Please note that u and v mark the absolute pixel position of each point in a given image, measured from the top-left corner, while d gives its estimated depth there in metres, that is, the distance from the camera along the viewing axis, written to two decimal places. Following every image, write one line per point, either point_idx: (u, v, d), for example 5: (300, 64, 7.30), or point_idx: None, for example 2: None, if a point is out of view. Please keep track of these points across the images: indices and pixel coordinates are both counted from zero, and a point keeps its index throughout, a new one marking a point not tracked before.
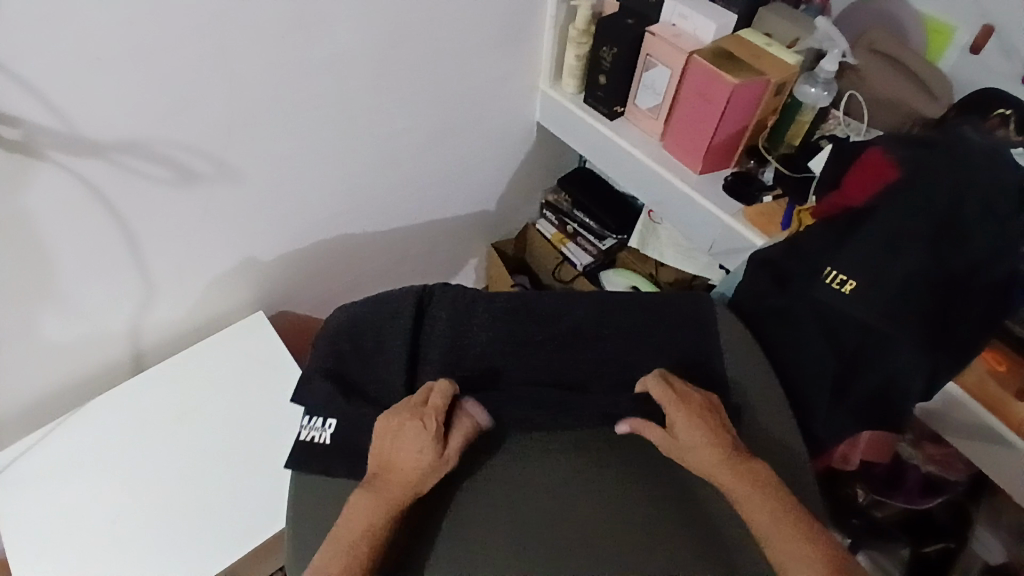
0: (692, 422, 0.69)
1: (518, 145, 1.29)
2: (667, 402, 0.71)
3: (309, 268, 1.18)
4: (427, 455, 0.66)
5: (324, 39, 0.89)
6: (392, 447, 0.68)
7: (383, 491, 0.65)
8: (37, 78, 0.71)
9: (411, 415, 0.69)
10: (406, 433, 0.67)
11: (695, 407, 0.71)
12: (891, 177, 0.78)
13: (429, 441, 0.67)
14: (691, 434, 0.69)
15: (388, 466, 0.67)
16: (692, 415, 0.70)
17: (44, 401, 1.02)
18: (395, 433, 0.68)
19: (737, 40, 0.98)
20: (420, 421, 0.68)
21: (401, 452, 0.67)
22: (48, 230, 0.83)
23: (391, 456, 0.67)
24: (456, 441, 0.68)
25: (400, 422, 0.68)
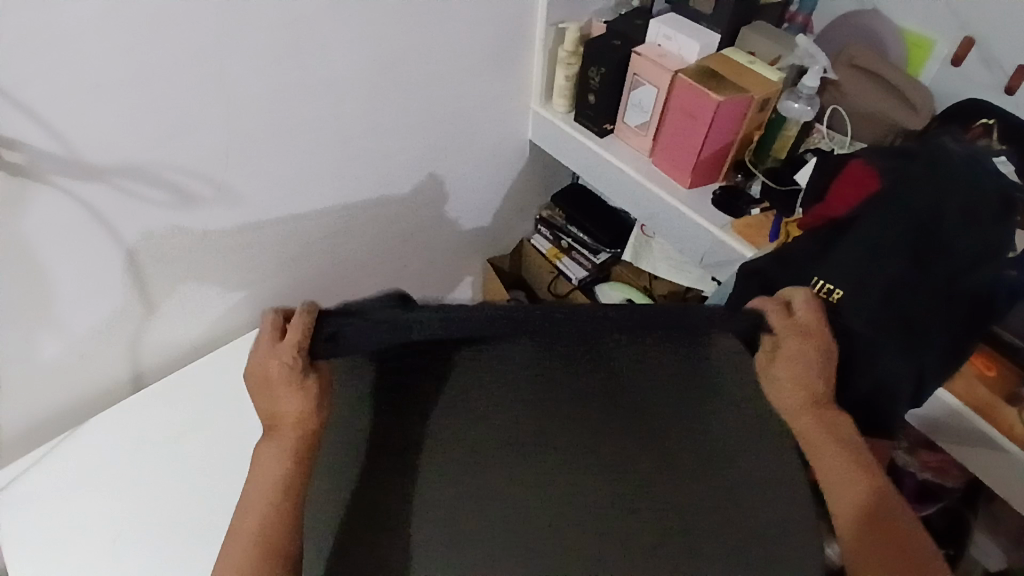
0: (798, 361, 0.67)
1: (511, 162, 1.31)
2: (777, 333, 0.68)
3: (307, 286, 1.20)
4: (283, 389, 0.63)
5: (321, 63, 0.92)
6: (265, 387, 0.64)
7: (276, 438, 0.64)
8: (41, 105, 0.73)
9: (256, 357, 0.65)
10: (271, 375, 0.63)
11: (804, 347, 0.67)
12: (874, 188, 0.80)
13: (275, 375, 0.63)
14: (792, 376, 0.66)
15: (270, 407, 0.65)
16: (798, 358, 0.67)
17: (45, 421, 1.03)
18: (257, 371, 0.64)
19: (720, 58, 1.01)
20: (277, 360, 0.62)
21: (269, 397, 0.64)
22: (50, 251, 0.85)
23: (270, 404, 0.65)
24: (296, 360, 0.62)
25: (263, 362, 0.64)
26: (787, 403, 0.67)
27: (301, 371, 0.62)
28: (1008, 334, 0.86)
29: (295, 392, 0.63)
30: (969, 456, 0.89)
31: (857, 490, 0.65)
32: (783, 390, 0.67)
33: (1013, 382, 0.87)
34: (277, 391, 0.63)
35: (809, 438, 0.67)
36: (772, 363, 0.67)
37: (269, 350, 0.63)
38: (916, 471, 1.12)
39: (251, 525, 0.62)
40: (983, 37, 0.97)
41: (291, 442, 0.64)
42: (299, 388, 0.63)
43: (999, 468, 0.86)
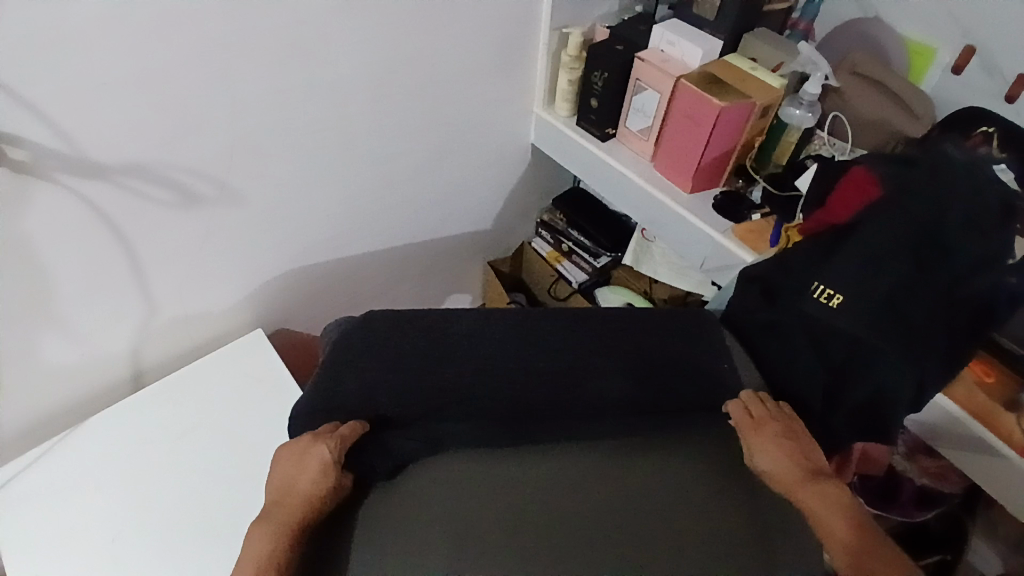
0: (772, 440, 0.73)
1: (513, 165, 1.32)
2: (745, 425, 0.75)
3: (308, 288, 1.20)
4: (310, 475, 0.70)
5: (325, 65, 0.92)
6: (292, 472, 0.71)
7: (274, 517, 0.68)
8: (47, 102, 0.74)
9: (294, 448, 0.73)
10: (304, 461, 0.71)
11: (771, 430, 0.74)
12: (874, 195, 0.81)
13: (309, 459, 0.71)
14: (770, 447, 0.72)
15: (283, 492, 0.71)
16: (771, 437, 0.73)
17: (43, 420, 1.03)
18: (291, 457, 0.73)
19: (722, 64, 1.01)
20: (317, 449, 0.72)
21: (294, 480, 0.71)
22: (53, 248, 0.85)
23: (286, 486, 0.71)
24: (334, 449, 0.72)
25: (302, 449, 0.72)
26: (778, 478, 0.71)
27: (336, 461, 0.71)
28: (1008, 341, 0.85)
29: (321, 476, 0.70)
30: (969, 463, 0.89)
31: (850, 546, 0.65)
32: (769, 471, 0.71)
33: (1013, 388, 0.87)
34: (305, 471, 0.70)
35: (806, 505, 0.69)
36: (754, 451, 0.73)
37: (312, 438, 0.73)
38: (914, 477, 1.12)
39: None
40: (984, 45, 0.97)
41: (293, 518, 0.68)
42: (325, 475, 0.70)
43: (998, 476, 0.86)
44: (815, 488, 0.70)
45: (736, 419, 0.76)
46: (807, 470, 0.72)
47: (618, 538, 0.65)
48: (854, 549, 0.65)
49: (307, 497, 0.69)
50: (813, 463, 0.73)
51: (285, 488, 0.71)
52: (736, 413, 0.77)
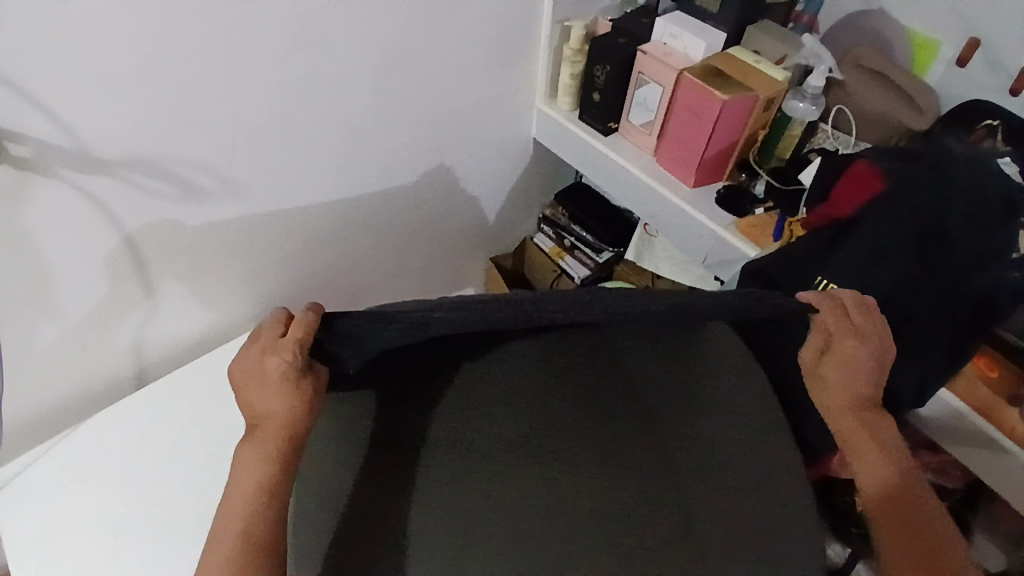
0: (849, 363, 0.70)
1: (515, 160, 1.31)
2: (839, 337, 0.71)
3: (311, 284, 1.20)
4: (273, 386, 0.66)
5: (327, 59, 0.92)
6: (254, 386, 0.67)
7: (258, 439, 0.67)
8: (48, 96, 0.73)
9: (247, 355, 0.67)
10: (263, 371, 0.66)
11: (866, 351, 0.70)
12: (877, 189, 0.81)
13: (269, 371, 0.66)
14: (837, 373, 0.72)
15: (255, 408, 0.68)
16: (856, 359, 0.70)
17: (46, 415, 1.03)
18: (249, 369, 0.67)
19: (726, 57, 1.01)
20: (274, 357, 0.65)
21: (258, 394, 0.67)
22: (55, 243, 0.85)
23: (255, 402, 0.68)
24: (295, 359, 0.65)
25: (255, 360, 0.66)
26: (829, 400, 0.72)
27: (299, 369, 0.66)
28: (1011, 336, 0.86)
29: (288, 390, 0.66)
30: (972, 457, 0.89)
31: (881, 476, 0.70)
32: (830, 387, 0.72)
33: (1016, 384, 0.87)
34: (269, 387, 0.66)
35: (850, 434, 0.71)
36: (823, 360, 0.73)
37: (265, 347, 0.67)
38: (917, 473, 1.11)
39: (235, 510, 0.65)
40: (990, 38, 0.97)
41: (275, 445, 0.67)
42: (292, 386, 0.66)
43: (1001, 471, 0.86)
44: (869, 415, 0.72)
45: (826, 324, 0.71)
46: (868, 398, 0.72)
47: (622, 491, 0.67)
48: (883, 478, 0.70)
49: (282, 418, 0.67)
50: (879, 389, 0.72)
51: (254, 405, 0.68)
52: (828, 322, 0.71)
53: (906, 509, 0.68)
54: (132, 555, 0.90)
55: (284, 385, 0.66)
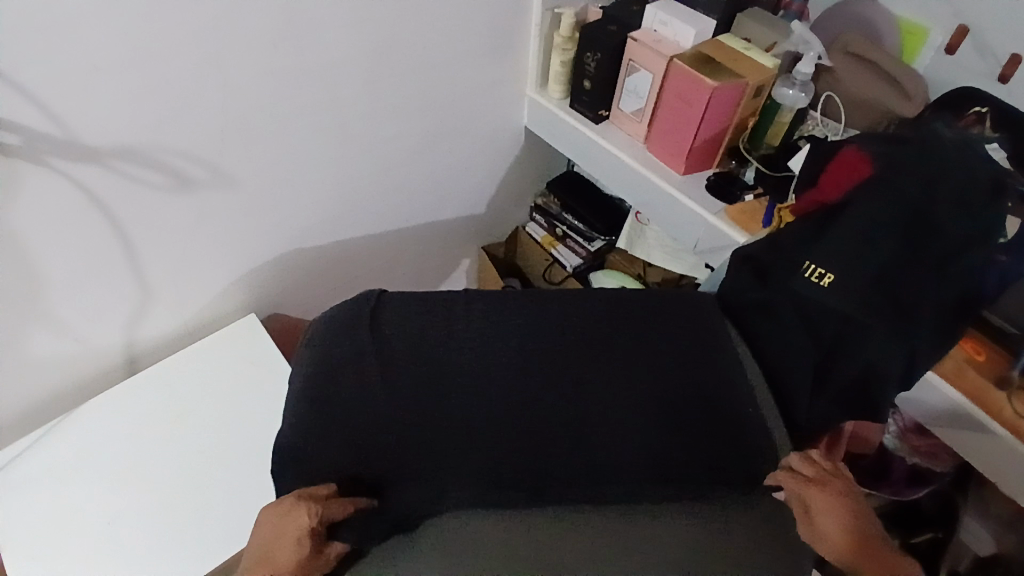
0: (833, 511, 0.66)
1: (507, 148, 1.31)
2: (807, 489, 0.67)
3: (301, 272, 1.20)
4: (280, 552, 0.61)
5: (315, 46, 0.92)
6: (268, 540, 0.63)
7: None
8: (38, 86, 0.73)
9: (277, 506, 0.64)
10: (283, 533, 0.62)
11: (835, 493, 0.67)
12: (865, 172, 0.81)
13: (289, 526, 0.62)
14: (834, 529, 0.65)
15: (256, 561, 0.63)
16: (835, 505, 0.66)
17: (38, 406, 1.03)
18: (271, 523, 0.64)
19: (715, 44, 1.01)
20: (295, 526, 0.62)
21: (272, 541, 0.63)
22: (47, 232, 0.85)
23: (262, 553, 0.63)
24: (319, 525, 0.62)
25: (281, 518, 0.63)
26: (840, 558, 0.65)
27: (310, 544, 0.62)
28: (998, 319, 0.86)
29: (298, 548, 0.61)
30: (958, 441, 0.91)
31: None
32: (836, 548, 0.65)
33: (1004, 366, 0.88)
34: (283, 539, 0.62)
35: None
36: (812, 518, 0.66)
37: (296, 499, 0.64)
38: (905, 456, 1.14)
39: None
40: (977, 24, 0.97)
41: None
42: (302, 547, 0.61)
43: (987, 453, 0.87)
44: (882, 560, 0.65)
45: (790, 484, 0.68)
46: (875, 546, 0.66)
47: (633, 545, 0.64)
48: None
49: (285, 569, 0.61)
50: (874, 525, 0.67)
51: (262, 552, 0.64)
52: (790, 481, 0.68)
53: None
54: (123, 557, 0.89)
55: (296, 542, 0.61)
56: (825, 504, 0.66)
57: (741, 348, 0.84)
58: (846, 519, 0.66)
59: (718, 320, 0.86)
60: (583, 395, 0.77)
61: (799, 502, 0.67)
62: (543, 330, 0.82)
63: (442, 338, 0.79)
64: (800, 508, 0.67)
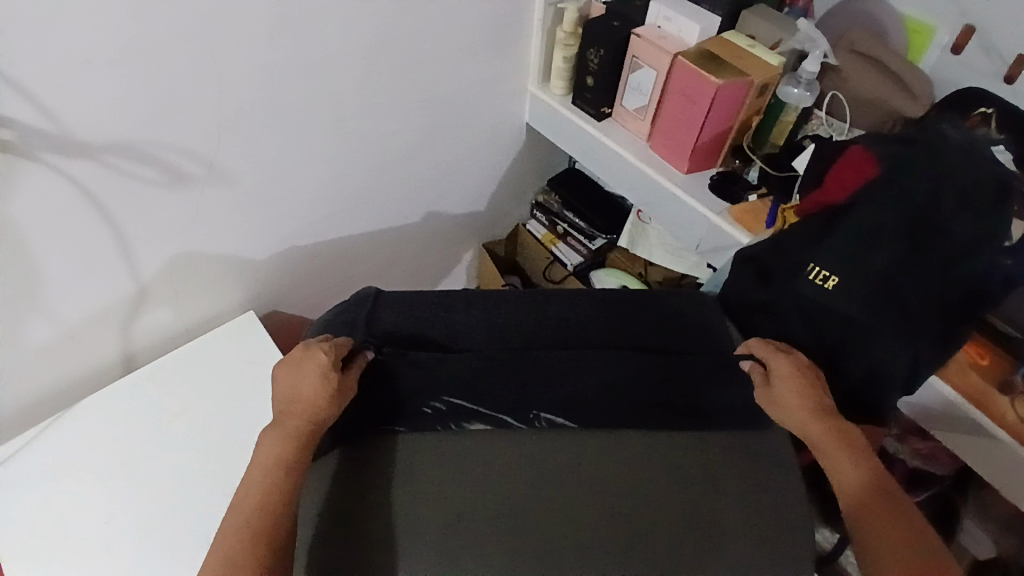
0: (792, 379, 0.73)
1: (508, 144, 1.30)
2: (773, 357, 0.75)
3: (301, 269, 1.19)
4: (305, 379, 0.71)
5: (314, 39, 0.90)
6: (290, 380, 0.73)
7: (283, 423, 0.71)
8: (30, 80, 0.71)
9: (293, 358, 0.74)
10: (302, 367, 0.72)
11: (798, 361, 0.74)
12: (872, 174, 0.80)
13: (308, 364, 0.72)
14: (788, 388, 0.73)
15: (284, 402, 0.72)
16: (794, 368, 0.74)
17: (32, 405, 1.01)
18: (290, 369, 0.74)
19: (720, 41, 0.99)
20: (312, 357, 0.72)
21: (293, 384, 0.72)
22: (41, 228, 0.83)
23: (287, 393, 0.72)
24: (334, 354, 0.72)
25: (297, 360, 0.73)
26: (789, 414, 0.72)
27: (333, 367, 0.71)
28: (1002, 323, 0.86)
29: (319, 380, 0.70)
30: (959, 444, 0.91)
31: (859, 488, 0.68)
32: (785, 405, 0.73)
33: (1006, 369, 0.88)
34: (304, 376, 0.71)
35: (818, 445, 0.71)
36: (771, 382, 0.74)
37: (311, 345, 0.74)
38: (906, 458, 1.13)
39: (254, 490, 0.67)
40: (985, 24, 0.96)
41: (297, 427, 0.70)
42: (322, 377, 0.70)
43: (985, 455, 0.87)
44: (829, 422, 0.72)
45: (760, 351, 0.76)
46: (825, 407, 0.73)
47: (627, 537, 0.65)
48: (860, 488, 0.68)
49: (309, 403, 0.70)
50: (826, 397, 0.74)
51: (287, 394, 0.73)
52: (760, 346, 0.77)
53: (892, 518, 0.66)
54: (117, 556, 0.88)
55: (318, 374, 0.70)
56: (784, 367, 0.74)
57: None
58: (802, 382, 0.73)
59: (723, 324, 0.85)
60: None
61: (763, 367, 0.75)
62: (542, 328, 0.81)
63: (441, 328, 0.80)
64: (762, 372, 0.75)
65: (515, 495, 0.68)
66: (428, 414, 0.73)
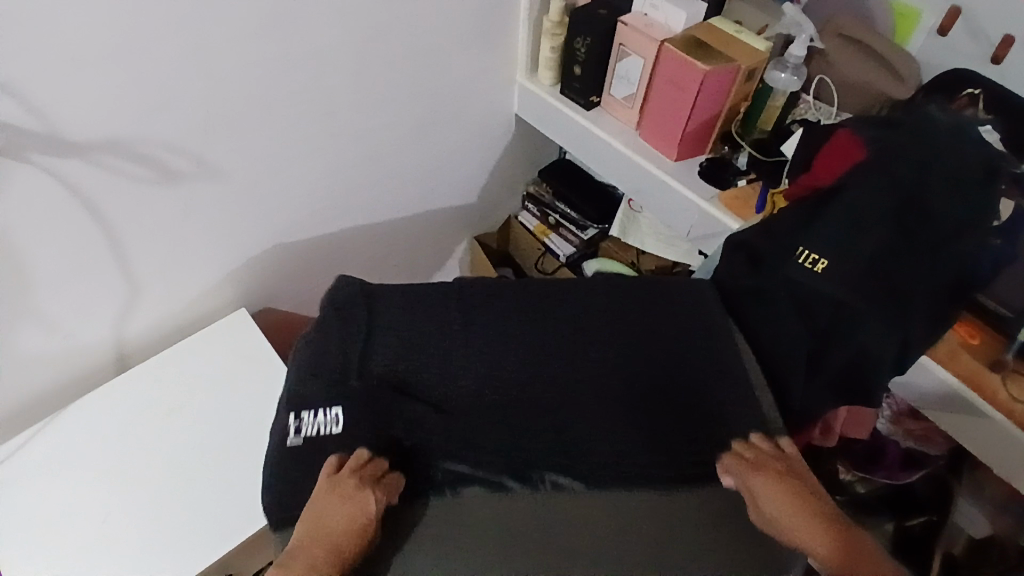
0: (776, 492, 0.66)
1: (498, 136, 1.30)
2: (750, 473, 0.67)
3: (293, 265, 1.19)
4: (343, 522, 0.64)
5: (302, 34, 0.90)
6: (325, 513, 0.65)
7: (306, 555, 0.63)
8: (17, 78, 0.71)
9: (336, 483, 0.67)
10: (341, 506, 0.64)
11: (777, 475, 0.67)
12: (859, 157, 0.80)
13: (352, 506, 0.64)
14: (777, 507, 0.65)
15: (313, 534, 0.65)
16: (776, 485, 0.66)
17: (24, 406, 1.01)
18: (327, 499, 0.66)
19: (706, 27, 1.00)
20: (357, 497, 0.65)
21: (327, 520, 0.65)
22: (34, 228, 0.83)
23: (320, 524, 0.65)
24: (382, 501, 0.66)
25: (339, 492, 0.66)
26: (788, 535, 0.65)
27: (376, 518, 0.65)
28: (993, 303, 0.86)
29: (357, 531, 0.64)
30: (949, 423, 0.92)
31: None
32: (780, 528, 0.65)
33: (998, 349, 0.88)
34: (345, 517, 0.64)
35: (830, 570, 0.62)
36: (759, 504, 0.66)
37: (361, 482, 0.66)
38: (900, 439, 1.14)
39: None
40: (970, 6, 0.97)
41: (320, 565, 0.62)
42: (361, 530, 0.64)
43: (980, 435, 0.88)
44: (833, 540, 0.64)
45: (736, 469, 0.68)
46: (823, 521, 0.65)
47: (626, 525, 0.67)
48: None
49: (338, 545, 0.63)
50: (818, 506, 0.67)
51: (318, 524, 0.65)
52: (737, 464, 0.69)
53: None
54: (116, 556, 0.88)
55: (358, 526, 0.64)
56: (766, 484, 0.66)
57: (735, 338, 0.82)
58: (790, 498, 0.66)
59: (712, 309, 0.85)
60: (577, 386, 0.76)
61: (745, 489, 0.67)
62: (536, 319, 0.82)
63: (435, 320, 0.82)
64: (747, 494, 0.67)
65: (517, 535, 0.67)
66: (423, 477, 0.69)
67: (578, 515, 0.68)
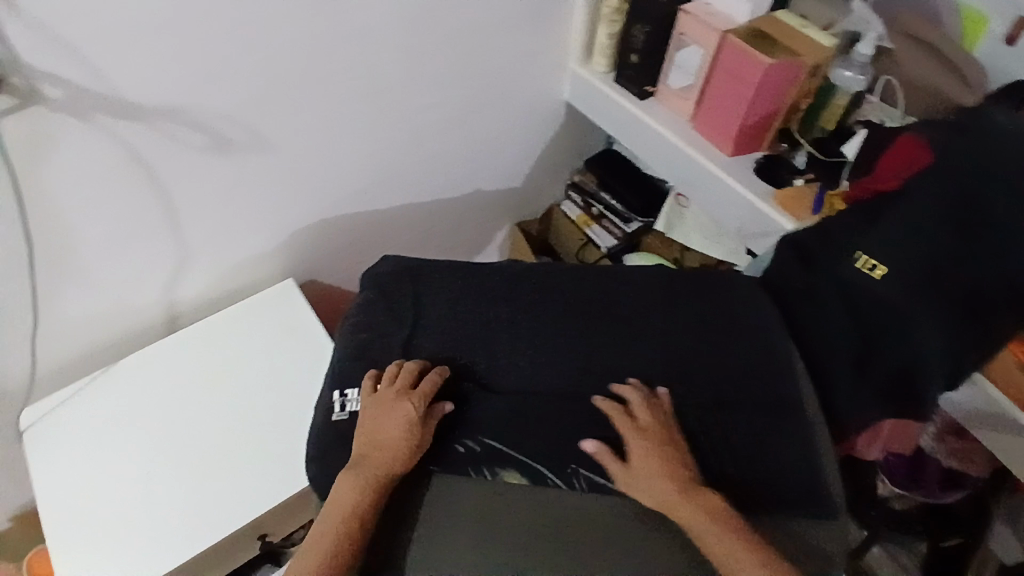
0: (652, 459, 0.67)
1: (546, 123, 1.29)
2: (628, 431, 0.69)
3: (339, 241, 1.19)
4: (395, 426, 0.69)
5: (358, 9, 0.89)
6: (373, 423, 0.71)
7: (363, 467, 0.68)
8: (84, 39, 0.72)
9: (380, 396, 0.72)
10: (388, 412, 0.70)
11: (654, 440, 0.69)
12: (925, 161, 0.77)
13: (393, 411, 0.70)
14: (648, 471, 0.67)
15: (365, 444, 0.70)
16: (650, 450, 0.68)
17: (75, 361, 1.03)
18: (374, 411, 0.72)
19: (771, 20, 0.97)
20: (401, 404, 0.70)
21: (375, 424, 0.71)
22: (91, 188, 0.85)
23: (372, 434, 0.70)
24: (418, 408, 0.70)
25: (383, 402, 0.71)
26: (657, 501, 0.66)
27: (421, 418, 0.70)
28: None
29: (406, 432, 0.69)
30: (998, 444, 0.89)
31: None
32: (645, 491, 0.67)
33: None
34: (389, 422, 0.70)
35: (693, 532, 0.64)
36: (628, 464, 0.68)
37: (397, 392, 0.71)
38: (941, 457, 1.09)
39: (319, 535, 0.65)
40: None
41: (373, 476, 0.67)
42: (409, 430, 0.70)
43: None
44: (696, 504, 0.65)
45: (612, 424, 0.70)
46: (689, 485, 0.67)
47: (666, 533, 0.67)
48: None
49: (395, 452, 0.68)
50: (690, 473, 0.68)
51: (370, 435, 0.70)
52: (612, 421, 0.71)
53: None
54: (152, 516, 0.90)
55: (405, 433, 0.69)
56: (638, 449, 0.68)
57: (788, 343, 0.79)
58: (658, 463, 0.67)
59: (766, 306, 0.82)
60: (622, 378, 0.76)
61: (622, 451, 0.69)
62: (586, 307, 0.82)
63: (484, 300, 0.82)
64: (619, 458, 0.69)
65: (549, 540, 0.66)
66: (462, 453, 0.71)
67: (615, 512, 0.68)
